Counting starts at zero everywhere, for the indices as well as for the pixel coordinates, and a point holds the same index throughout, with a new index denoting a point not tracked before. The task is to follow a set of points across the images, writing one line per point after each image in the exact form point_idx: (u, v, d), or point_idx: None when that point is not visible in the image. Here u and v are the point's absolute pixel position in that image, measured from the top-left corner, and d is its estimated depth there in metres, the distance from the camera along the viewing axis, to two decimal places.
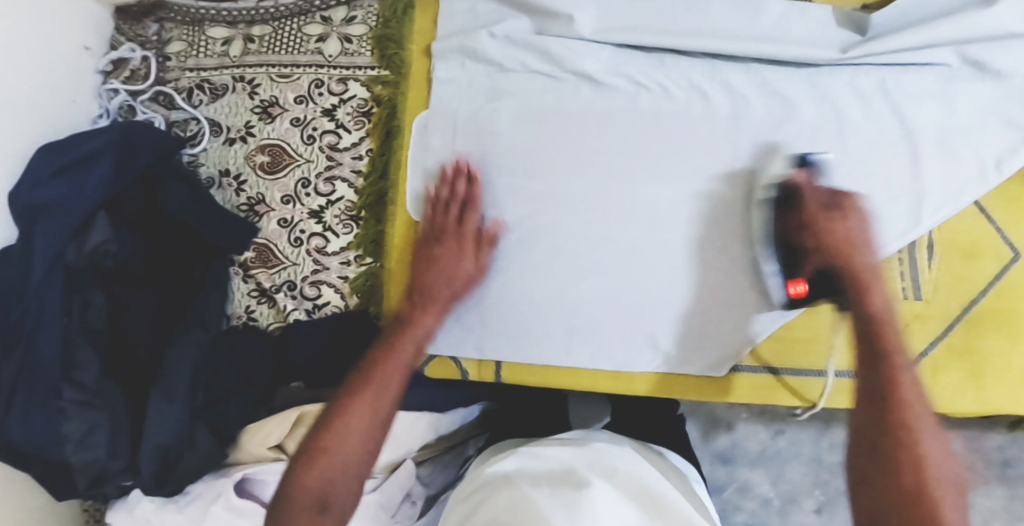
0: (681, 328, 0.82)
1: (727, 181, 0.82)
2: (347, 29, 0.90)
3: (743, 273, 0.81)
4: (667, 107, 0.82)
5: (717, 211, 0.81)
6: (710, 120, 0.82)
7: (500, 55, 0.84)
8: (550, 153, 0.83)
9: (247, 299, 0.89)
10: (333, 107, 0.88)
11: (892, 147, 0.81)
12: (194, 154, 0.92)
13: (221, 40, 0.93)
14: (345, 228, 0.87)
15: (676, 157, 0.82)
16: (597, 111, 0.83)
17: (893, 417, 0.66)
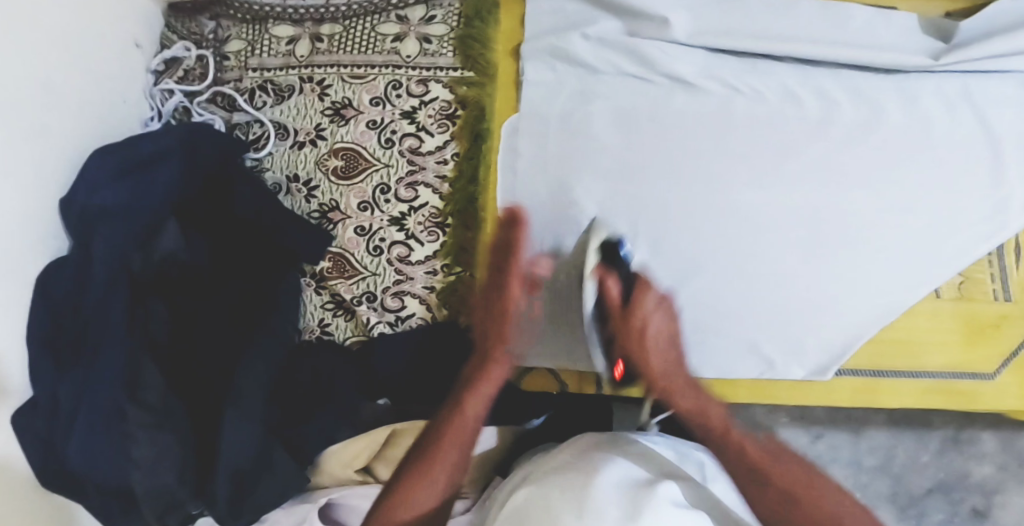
0: (782, 334, 0.80)
1: (824, 186, 0.81)
2: (426, 29, 0.86)
3: (846, 279, 0.80)
4: (759, 110, 0.82)
5: (813, 218, 0.80)
6: (802, 123, 0.82)
7: (590, 57, 0.82)
8: (643, 155, 0.81)
9: (321, 312, 0.84)
10: (413, 109, 0.85)
11: (981, 153, 0.82)
12: (259, 158, 0.87)
13: (286, 38, 0.89)
14: (430, 236, 0.83)
15: (771, 160, 0.81)
16: (692, 115, 0.82)
17: (727, 439, 0.68)
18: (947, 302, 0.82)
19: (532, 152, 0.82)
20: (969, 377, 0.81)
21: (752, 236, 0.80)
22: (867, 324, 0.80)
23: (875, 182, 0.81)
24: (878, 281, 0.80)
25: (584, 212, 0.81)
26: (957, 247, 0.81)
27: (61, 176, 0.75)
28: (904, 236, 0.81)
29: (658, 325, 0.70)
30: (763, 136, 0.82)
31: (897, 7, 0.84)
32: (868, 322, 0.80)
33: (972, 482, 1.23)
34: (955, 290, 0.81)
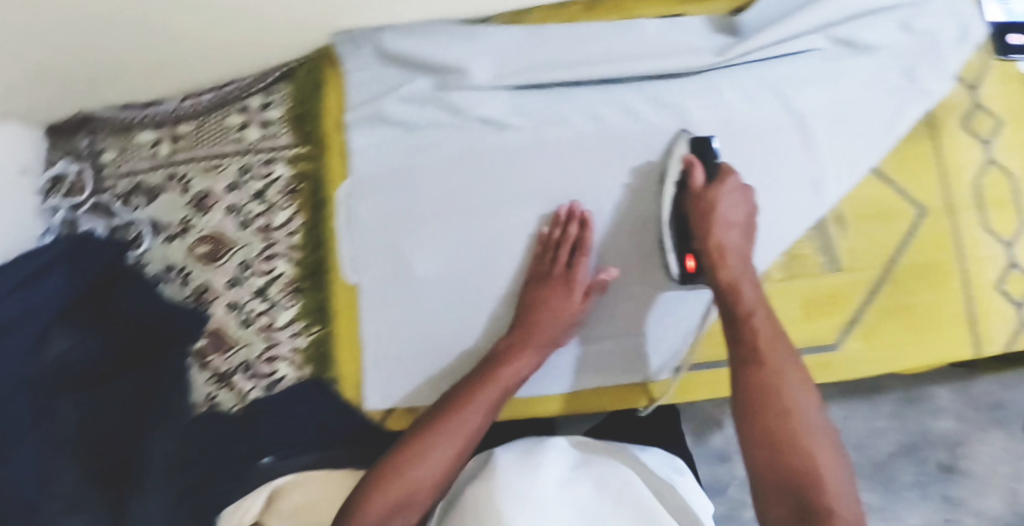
0: None
1: (639, 194, 0.87)
2: (264, 114, 0.95)
3: (675, 278, 0.84)
4: (574, 136, 0.87)
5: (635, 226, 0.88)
6: (613, 139, 0.87)
7: (408, 114, 0.89)
8: (471, 195, 0.88)
9: (208, 386, 0.92)
10: (261, 189, 0.93)
11: (786, 135, 0.87)
12: (139, 255, 0.96)
13: (149, 143, 0.98)
14: (290, 301, 0.91)
15: (590, 179, 0.87)
16: (513, 150, 0.87)
17: (779, 454, 0.72)
18: (776, 282, 0.84)
19: (371, 211, 0.89)
20: (813, 350, 0.83)
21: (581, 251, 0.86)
22: None
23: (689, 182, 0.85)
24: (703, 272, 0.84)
25: (427, 256, 0.88)
26: (779, 229, 0.84)
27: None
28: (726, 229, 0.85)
29: (556, 306, 0.84)
30: (578, 158, 0.87)
31: (686, 12, 0.88)
32: None
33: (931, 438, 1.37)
34: (782, 270, 0.84)
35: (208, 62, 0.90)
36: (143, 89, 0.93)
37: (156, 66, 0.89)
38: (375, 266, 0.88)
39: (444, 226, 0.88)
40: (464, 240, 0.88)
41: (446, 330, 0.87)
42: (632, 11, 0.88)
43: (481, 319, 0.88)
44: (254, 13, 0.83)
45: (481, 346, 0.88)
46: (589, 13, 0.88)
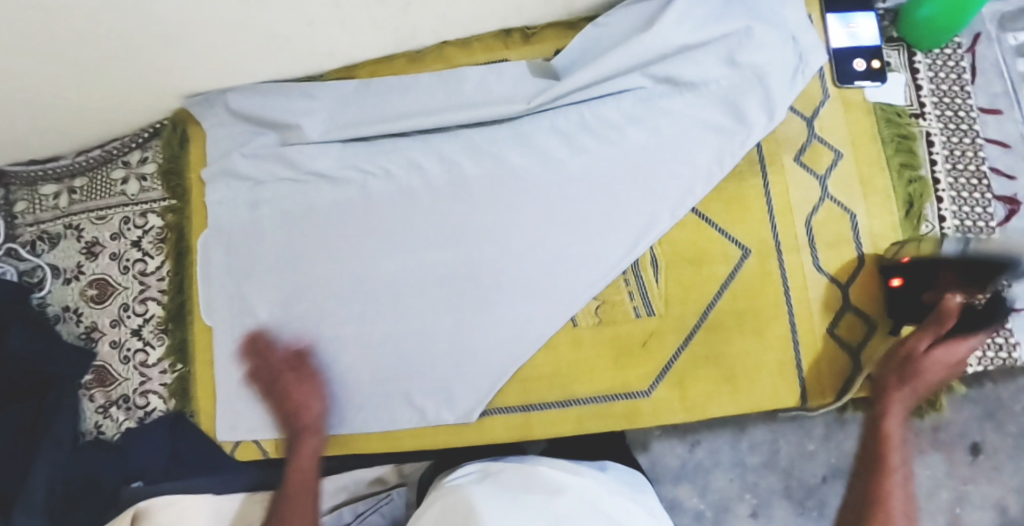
0: (430, 384, 0.89)
1: (463, 240, 0.90)
2: (141, 168, 1.03)
3: (493, 322, 0.88)
4: (400, 182, 0.92)
5: (463, 272, 0.90)
6: (434, 190, 0.91)
7: (251, 169, 0.96)
8: (309, 244, 0.95)
9: (96, 415, 1.03)
10: (138, 238, 1.02)
11: (604, 176, 0.88)
12: (42, 297, 1.06)
13: (52, 194, 1.08)
14: (159, 340, 1.00)
15: (418, 224, 0.92)
16: (343, 201, 0.93)
17: (878, 476, 0.70)
18: (584, 329, 0.86)
19: (222, 260, 0.97)
20: (621, 398, 0.84)
21: (408, 295, 0.92)
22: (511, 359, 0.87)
23: (508, 229, 0.89)
24: (520, 315, 0.87)
25: (271, 301, 0.95)
26: (588, 274, 0.86)
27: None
28: (544, 276, 0.87)
29: (306, 403, 0.88)
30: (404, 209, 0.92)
31: (509, 58, 0.92)
32: (511, 357, 0.87)
33: None
34: (593, 316, 0.86)
35: (84, 127, 1.00)
36: (38, 147, 1.04)
37: (40, 131, 1.00)
38: (227, 313, 0.97)
39: (288, 274, 0.95)
40: (306, 284, 0.95)
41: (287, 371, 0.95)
42: (454, 63, 0.93)
43: (319, 363, 0.93)
44: (103, 84, 0.92)
45: (322, 386, 0.93)
46: (415, 67, 0.94)
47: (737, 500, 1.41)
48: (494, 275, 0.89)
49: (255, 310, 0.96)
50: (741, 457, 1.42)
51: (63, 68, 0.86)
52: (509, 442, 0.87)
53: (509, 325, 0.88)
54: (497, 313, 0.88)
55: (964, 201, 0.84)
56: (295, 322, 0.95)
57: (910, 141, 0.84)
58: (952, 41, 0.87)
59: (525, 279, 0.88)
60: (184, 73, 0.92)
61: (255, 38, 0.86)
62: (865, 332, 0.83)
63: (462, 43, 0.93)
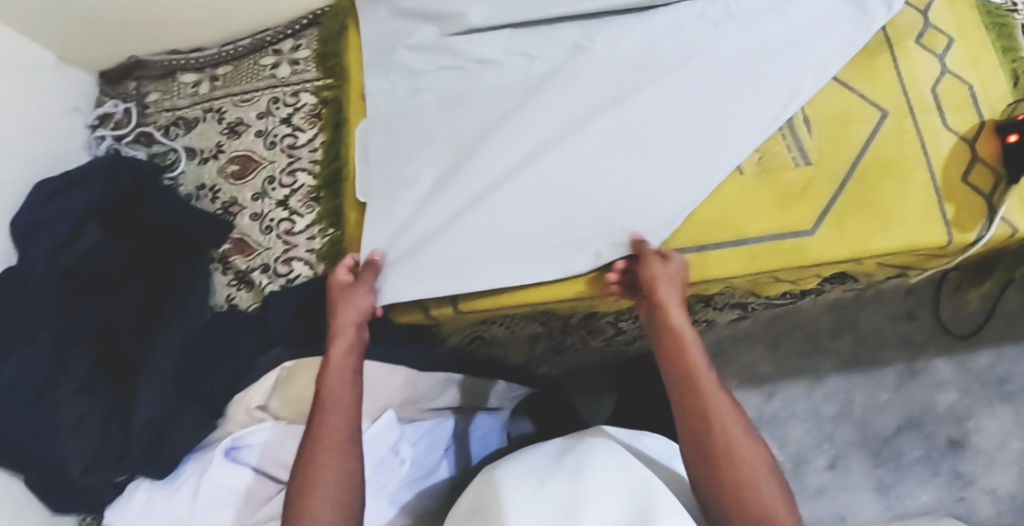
0: (602, 229, 0.91)
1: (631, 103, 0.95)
2: (294, 55, 1.07)
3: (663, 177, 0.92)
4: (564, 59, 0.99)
5: (630, 132, 0.94)
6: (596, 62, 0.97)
7: (414, 48, 1.01)
8: (469, 112, 0.98)
9: (228, 289, 1.00)
10: (289, 116, 1.04)
11: (757, 49, 0.96)
12: (175, 176, 1.06)
13: (191, 83, 1.11)
14: (308, 208, 0.99)
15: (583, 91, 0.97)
16: (508, 77, 0.99)
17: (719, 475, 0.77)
18: (748, 177, 0.93)
19: (380, 131, 0.99)
20: (789, 236, 0.91)
21: (572, 154, 0.93)
22: (684, 205, 0.91)
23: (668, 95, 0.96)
24: (688, 166, 0.92)
25: (430, 165, 0.96)
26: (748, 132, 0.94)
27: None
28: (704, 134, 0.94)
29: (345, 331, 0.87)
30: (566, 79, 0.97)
31: None
32: (684, 203, 0.91)
33: (941, 412, 1.42)
34: (756, 166, 0.93)
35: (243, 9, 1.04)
36: (184, 30, 1.07)
37: (200, 12, 1.04)
38: (380, 178, 0.96)
39: (447, 139, 0.97)
40: (468, 147, 0.96)
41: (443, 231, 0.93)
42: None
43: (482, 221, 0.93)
44: None
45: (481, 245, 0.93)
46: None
47: (813, 450, 1.43)
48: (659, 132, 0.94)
49: (411, 173, 0.96)
50: (817, 407, 1.44)
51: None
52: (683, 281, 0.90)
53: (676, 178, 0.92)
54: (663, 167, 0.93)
55: None
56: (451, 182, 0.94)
57: (1009, 28, 0.98)
58: None
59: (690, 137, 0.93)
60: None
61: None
62: (993, 181, 0.93)
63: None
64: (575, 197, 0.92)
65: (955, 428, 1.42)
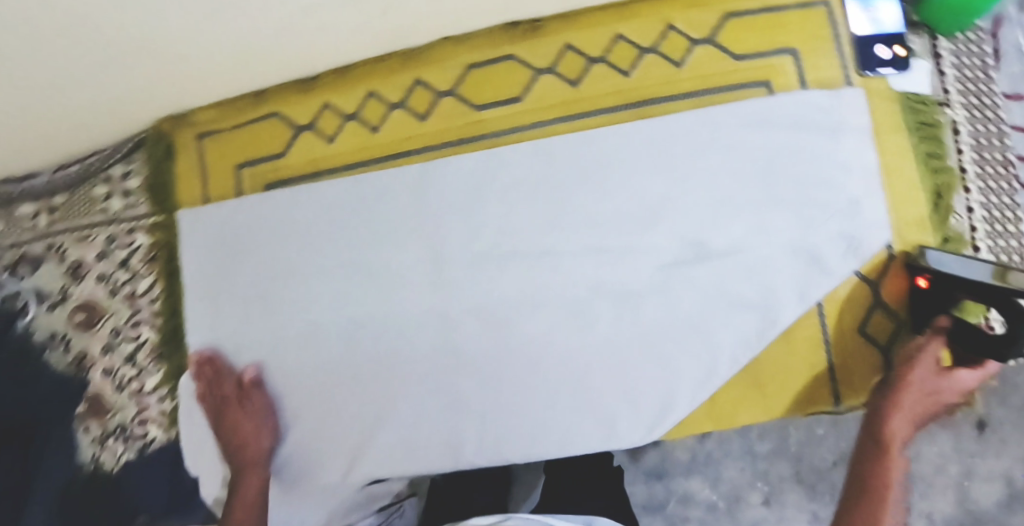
0: (469, 389, 0.85)
1: (494, 247, 0.84)
2: (125, 184, 0.97)
3: (523, 339, 0.84)
4: (414, 190, 0.85)
5: (487, 285, 0.84)
6: (454, 192, 0.84)
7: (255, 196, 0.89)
8: (309, 254, 0.88)
9: (92, 447, 0.96)
10: (126, 258, 0.96)
11: (636, 171, 0.82)
12: (26, 323, 1.00)
13: (30, 214, 1.02)
14: (155, 366, 0.94)
15: (436, 228, 0.85)
16: (355, 208, 0.87)
17: None
18: (617, 334, 0.82)
19: (219, 274, 0.90)
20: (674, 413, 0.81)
21: (423, 307, 0.86)
22: (546, 370, 0.84)
23: (526, 232, 0.83)
24: (548, 324, 0.83)
25: (281, 323, 0.89)
26: (623, 282, 0.82)
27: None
28: (567, 283, 0.83)
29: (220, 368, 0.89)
30: (415, 213, 0.85)
31: (509, 51, 0.85)
32: (546, 369, 0.84)
33: None
34: (622, 317, 0.82)
35: (77, 134, 0.91)
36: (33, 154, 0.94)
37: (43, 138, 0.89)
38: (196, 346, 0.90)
39: (285, 285, 0.88)
40: (314, 297, 0.88)
41: (304, 395, 0.89)
42: (453, 58, 0.86)
43: (341, 383, 0.88)
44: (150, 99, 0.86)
45: (343, 408, 0.88)
46: (413, 65, 0.87)
47: None
48: (519, 281, 0.84)
49: (261, 330, 0.89)
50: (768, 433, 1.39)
51: (67, 96, 0.82)
52: (551, 450, 0.84)
53: (530, 336, 0.84)
54: (524, 320, 0.84)
55: (993, 191, 0.83)
56: (310, 345, 0.88)
57: (935, 129, 0.82)
58: (973, 26, 0.85)
59: (550, 289, 0.83)
60: (179, 81, 0.84)
61: (251, 46, 0.79)
62: (894, 329, 0.80)
63: (464, 38, 0.85)
64: (432, 364, 0.86)
65: (957, 467, 0.85)
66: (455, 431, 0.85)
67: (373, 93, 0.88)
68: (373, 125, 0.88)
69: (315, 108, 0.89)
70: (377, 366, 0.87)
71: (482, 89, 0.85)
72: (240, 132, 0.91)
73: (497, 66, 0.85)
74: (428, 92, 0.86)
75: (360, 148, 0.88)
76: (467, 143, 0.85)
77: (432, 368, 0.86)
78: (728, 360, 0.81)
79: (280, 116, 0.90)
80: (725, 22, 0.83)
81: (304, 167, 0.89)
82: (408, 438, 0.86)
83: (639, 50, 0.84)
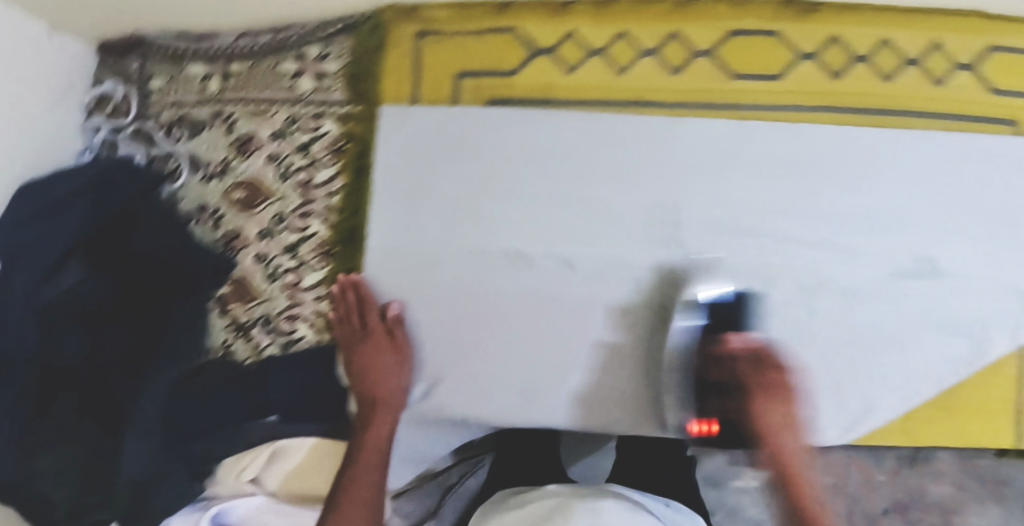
0: (664, 355, 0.81)
1: (722, 217, 0.82)
2: (320, 65, 0.90)
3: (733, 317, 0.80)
4: (651, 140, 0.82)
5: (707, 254, 0.81)
6: (694, 152, 0.82)
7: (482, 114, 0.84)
8: (525, 182, 0.83)
9: (225, 333, 0.90)
10: (307, 143, 0.89)
11: (880, 176, 0.82)
12: (174, 189, 0.94)
13: (200, 76, 0.95)
14: (319, 263, 0.87)
15: (666, 184, 0.82)
16: (585, 144, 0.83)
17: None
18: (826, 331, 0.82)
19: (420, 184, 0.84)
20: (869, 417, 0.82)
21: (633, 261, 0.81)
22: (746, 352, 0.82)
23: (759, 210, 0.81)
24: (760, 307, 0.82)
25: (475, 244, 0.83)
26: (847, 280, 0.81)
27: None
28: (792, 269, 0.81)
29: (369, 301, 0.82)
30: (646, 165, 0.82)
31: (779, 26, 0.83)
32: (748, 351, 0.82)
33: None
34: (835, 316, 0.82)
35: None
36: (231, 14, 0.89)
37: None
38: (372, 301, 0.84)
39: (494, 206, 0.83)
40: (518, 224, 0.82)
41: (483, 328, 0.82)
42: (718, 21, 0.83)
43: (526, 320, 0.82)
44: None
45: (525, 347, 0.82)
46: (678, 16, 0.83)
47: None
48: (741, 257, 0.82)
49: (454, 249, 0.83)
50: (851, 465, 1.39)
51: None
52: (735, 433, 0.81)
53: (747, 313, 0.81)
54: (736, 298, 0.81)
55: None
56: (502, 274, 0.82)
57: None
58: None
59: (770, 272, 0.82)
60: None
61: None
62: None
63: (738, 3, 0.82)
64: (630, 321, 0.81)
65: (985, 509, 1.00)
66: (642, 395, 0.82)
67: (625, 35, 0.83)
68: (621, 66, 0.84)
69: (559, 34, 0.84)
70: (570, 312, 0.82)
71: (741, 58, 0.83)
72: (468, 41, 0.85)
73: (761, 39, 0.83)
74: (686, 48, 0.83)
75: (603, 87, 0.84)
76: (715, 107, 0.83)
77: (634, 325, 0.81)
78: (929, 377, 0.82)
79: (520, 33, 0.84)
80: (992, 54, 0.83)
81: (536, 91, 0.84)
82: (593, 393, 0.81)
83: (905, 59, 0.83)
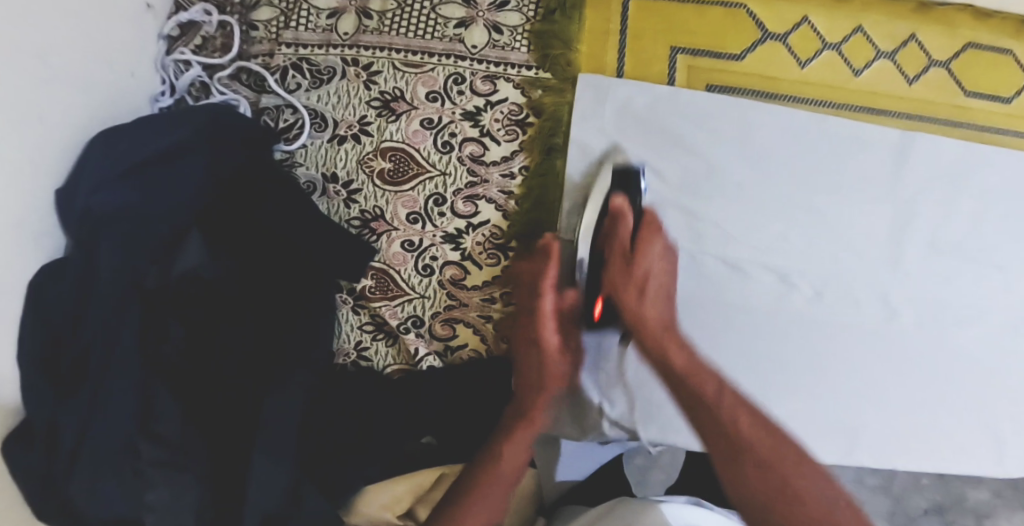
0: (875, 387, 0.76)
1: (955, 242, 0.75)
2: (497, 16, 0.73)
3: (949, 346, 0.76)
4: (887, 148, 0.73)
5: (932, 280, 0.75)
6: (932, 166, 0.74)
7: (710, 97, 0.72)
8: (747, 185, 0.74)
9: (359, 333, 0.75)
10: (477, 109, 0.73)
11: None
12: (290, 150, 0.76)
13: (327, 11, 0.76)
14: (490, 258, 0.74)
15: (897, 199, 0.74)
16: (816, 148, 0.73)
17: None
18: None
19: (626, 179, 0.71)
20: None
21: (852, 282, 0.75)
22: (961, 390, 0.76)
23: (993, 237, 0.75)
24: (983, 344, 0.76)
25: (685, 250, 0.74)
26: None
27: (25, 190, 0.60)
28: (1006, 303, 0.75)
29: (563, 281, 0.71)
30: (877, 175, 0.74)
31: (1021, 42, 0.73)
32: (965, 390, 0.76)
33: None
34: None
35: None
36: None
37: None
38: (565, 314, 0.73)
39: (710, 208, 0.74)
40: (737, 231, 0.74)
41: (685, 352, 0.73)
42: (958, 30, 0.73)
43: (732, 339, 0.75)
44: None
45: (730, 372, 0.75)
46: (918, 19, 0.73)
47: None
48: (968, 285, 0.75)
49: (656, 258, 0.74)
50: None
51: None
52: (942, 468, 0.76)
53: (958, 343, 0.76)
54: (955, 328, 0.75)
55: None
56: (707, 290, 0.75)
57: None
58: None
59: (996, 303, 0.76)
60: None
61: None
62: None
63: (983, 13, 0.73)
64: (842, 348, 0.76)
65: None
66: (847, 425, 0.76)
67: (862, 29, 0.73)
68: (856, 67, 0.74)
69: (794, 18, 0.73)
70: (781, 332, 0.75)
71: (977, 77, 0.74)
72: (685, 10, 0.73)
73: (998, 58, 0.74)
74: (924, 55, 0.74)
75: (835, 85, 0.74)
76: (949, 126, 0.74)
77: (848, 349, 0.76)
78: None
79: (749, 10, 0.73)
80: None
81: (762, 80, 0.74)
82: (796, 420, 0.76)
83: None
